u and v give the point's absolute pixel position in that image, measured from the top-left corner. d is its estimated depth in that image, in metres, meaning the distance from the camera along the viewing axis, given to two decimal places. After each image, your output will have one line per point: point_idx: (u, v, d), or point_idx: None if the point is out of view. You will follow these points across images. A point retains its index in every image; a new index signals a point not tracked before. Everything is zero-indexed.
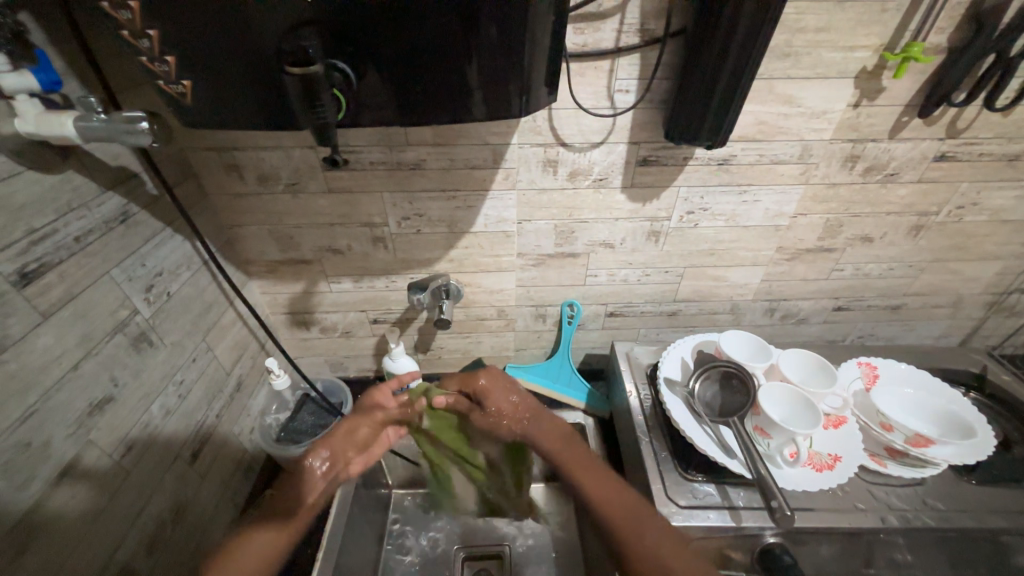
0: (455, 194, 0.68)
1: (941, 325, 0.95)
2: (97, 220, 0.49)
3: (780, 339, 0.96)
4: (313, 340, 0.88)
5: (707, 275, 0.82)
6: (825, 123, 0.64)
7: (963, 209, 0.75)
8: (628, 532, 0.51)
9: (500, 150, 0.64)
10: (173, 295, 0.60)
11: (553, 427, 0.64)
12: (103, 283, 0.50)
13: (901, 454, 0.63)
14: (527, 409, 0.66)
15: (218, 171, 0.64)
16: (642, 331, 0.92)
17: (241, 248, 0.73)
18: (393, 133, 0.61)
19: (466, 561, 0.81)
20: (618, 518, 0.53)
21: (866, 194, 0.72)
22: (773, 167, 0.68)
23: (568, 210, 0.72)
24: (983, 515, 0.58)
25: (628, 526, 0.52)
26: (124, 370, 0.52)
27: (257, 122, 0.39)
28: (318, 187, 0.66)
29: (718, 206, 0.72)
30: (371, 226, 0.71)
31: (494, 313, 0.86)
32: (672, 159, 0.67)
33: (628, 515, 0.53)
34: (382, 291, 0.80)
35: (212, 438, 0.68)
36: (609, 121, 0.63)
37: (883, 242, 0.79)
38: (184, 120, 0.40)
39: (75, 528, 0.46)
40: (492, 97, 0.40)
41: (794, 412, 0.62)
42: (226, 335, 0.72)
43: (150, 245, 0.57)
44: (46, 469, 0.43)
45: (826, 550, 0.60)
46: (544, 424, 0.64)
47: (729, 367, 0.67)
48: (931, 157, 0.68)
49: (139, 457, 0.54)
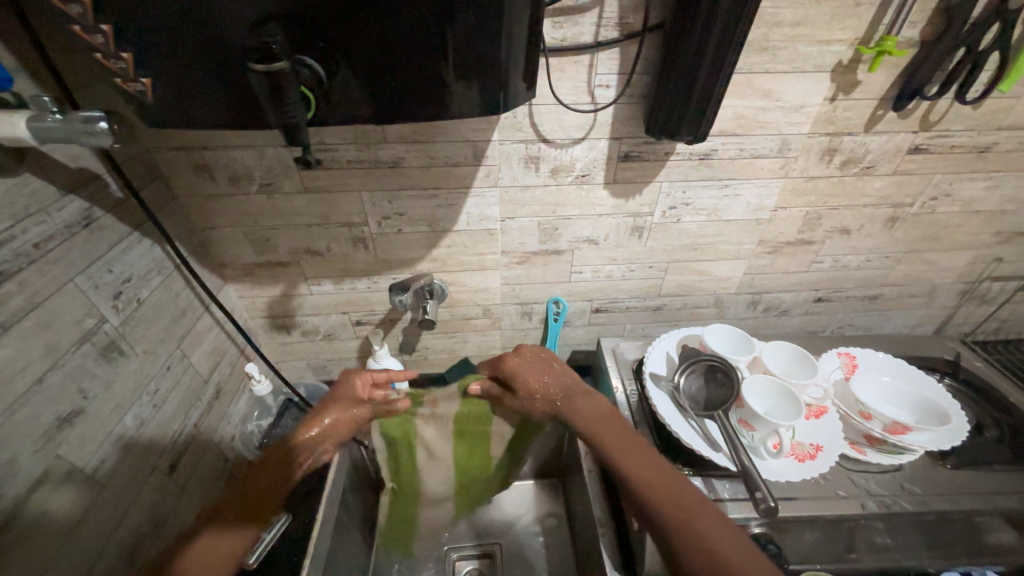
0: (436, 192, 0.67)
1: (916, 314, 0.97)
2: (58, 225, 0.47)
3: (763, 331, 0.97)
4: (294, 344, 0.86)
5: (690, 269, 0.83)
6: (803, 117, 0.64)
7: (936, 200, 0.77)
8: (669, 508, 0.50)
9: (481, 147, 0.63)
10: (143, 301, 0.58)
11: (589, 405, 0.64)
12: (68, 290, 0.48)
13: (880, 441, 0.64)
14: (559, 391, 0.66)
15: (188, 172, 0.62)
16: (627, 327, 0.93)
17: (215, 251, 0.71)
18: (371, 131, 0.60)
19: (457, 560, 0.81)
20: (665, 501, 0.50)
21: (843, 187, 0.73)
22: (754, 162, 0.69)
23: (551, 207, 0.71)
24: (958, 497, 0.60)
25: (672, 507, 0.50)
26: (93, 380, 0.50)
27: (224, 121, 0.37)
28: (294, 187, 0.64)
29: (700, 201, 0.73)
30: (350, 226, 0.70)
31: (479, 312, 0.86)
32: (654, 154, 0.67)
33: (666, 489, 0.52)
34: (364, 293, 0.79)
35: (191, 447, 0.66)
36: (590, 116, 0.62)
37: (860, 234, 0.80)
38: (145, 121, 0.39)
39: (47, 547, 0.44)
40: (469, 93, 0.39)
41: (777, 403, 0.63)
42: (203, 341, 0.69)
43: (117, 250, 0.54)
44: (13, 487, 0.41)
45: (809, 537, 0.61)
46: (578, 404, 0.64)
47: (713, 361, 0.68)
48: (905, 150, 0.70)
49: (113, 471, 0.52)
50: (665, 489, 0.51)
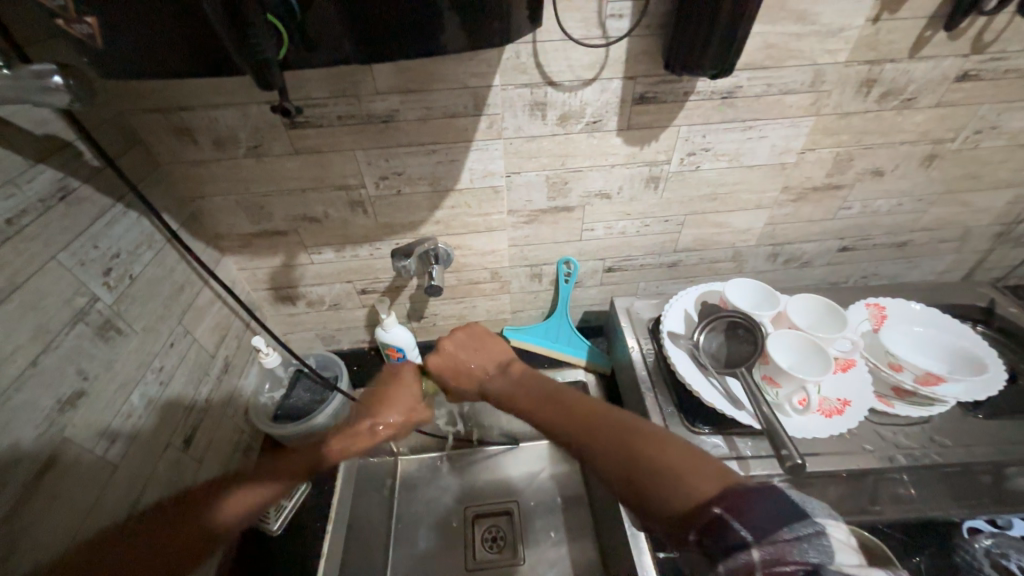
0: (435, 148, 0.62)
1: (945, 260, 0.92)
2: (31, 197, 0.44)
3: (783, 284, 0.94)
4: (300, 316, 0.84)
5: (709, 222, 0.78)
6: (841, 43, 0.57)
7: (981, 134, 0.70)
8: (587, 424, 0.48)
9: (481, 94, 0.57)
10: (136, 277, 0.55)
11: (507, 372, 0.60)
12: (51, 268, 0.45)
13: (909, 393, 0.62)
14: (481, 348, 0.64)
15: (167, 136, 0.57)
16: (641, 285, 0.89)
17: (209, 222, 0.67)
18: (360, 82, 0.54)
19: (477, 519, 0.81)
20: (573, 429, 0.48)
21: (880, 122, 0.67)
22: (782, 98, 0.62)
23: (561, 158, 0.66)
24: (989, 448, 0.58)
25: (621, 435, 0.45)
26: (91, 361, 0.48)
27: (190, 69, 0.33)
28: (282, 149, 0.60)
29: (721, 145, 0.67)
30: (346, 189, 0.65)
31: (487, 276, 0.83)
32: (671, 94, 0.60)
33: (577, 420, 0.48)
34: (367, 260, 0.76)
35: (205, 422, 0.65)
36: (601, 53, 0.56)
37: (895, 174, 0.74)
38: (101, 70, 0.34)
39: (63, 526, 0.43)
40: (468, 19, 0.34)
41: (804, 358, 0.60)
42: (205, 315, 0.68)
43: (100, 224, 0.51)
44: (21, 473, 0.40)
45: (833, 489, 0.60)
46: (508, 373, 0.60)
47: (736, 317, 0.64)
48: (951, 78, 0.62)
49: (125, 449, 0.52)
50: (607, 426, 0.46)
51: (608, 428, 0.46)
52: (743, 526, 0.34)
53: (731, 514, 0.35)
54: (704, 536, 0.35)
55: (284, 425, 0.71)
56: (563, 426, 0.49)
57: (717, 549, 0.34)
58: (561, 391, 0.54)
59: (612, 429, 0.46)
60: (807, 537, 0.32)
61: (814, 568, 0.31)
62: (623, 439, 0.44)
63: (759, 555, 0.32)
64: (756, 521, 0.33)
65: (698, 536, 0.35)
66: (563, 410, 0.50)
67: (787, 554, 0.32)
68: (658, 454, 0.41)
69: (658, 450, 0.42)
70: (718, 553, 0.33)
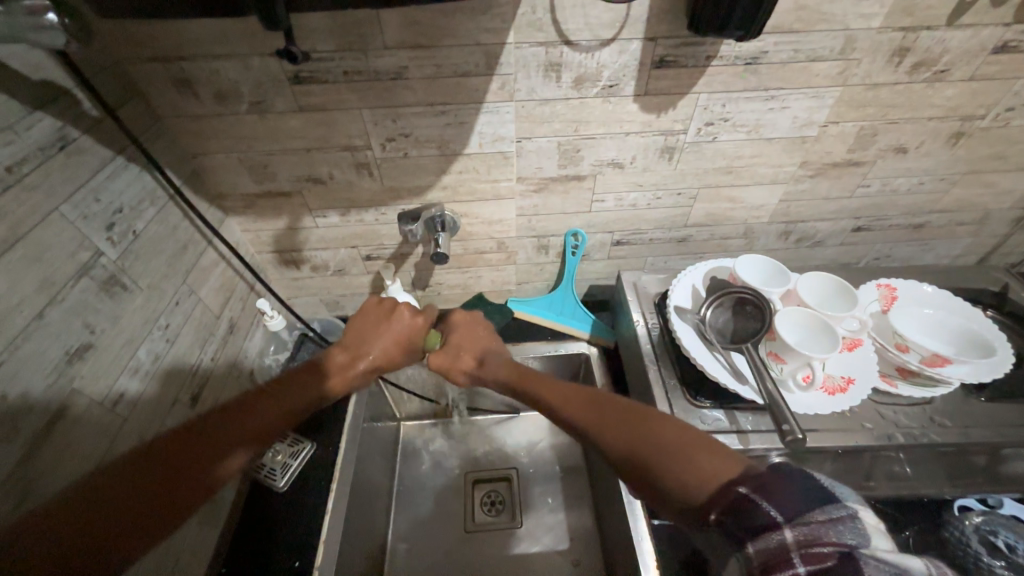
0: (444, 109, 0.60)
1: (961, 244, 0.91)
2: (30, 146, 0.42)
3: (793, 263, 0.93)
4: (305, 280, 0.84)
5: (722, 196, 0.76)
6: (877, 7, 0.54)
7: (1013, 111, 0.67)
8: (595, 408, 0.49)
9: (494, 52, 0.55)
10: (140, 234, 0.55)
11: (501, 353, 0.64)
12: (54, 220, 0.44)
13: (914, 374, 0.62)
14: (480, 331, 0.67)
15: (167, 88, 0.55)
16: (649, 260, 0.88)
17: (211, 180, 0.66)
18: (367, 34, 0.52)
19: (477, 483, 0.84)
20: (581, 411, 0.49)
21: (909, 96, 0.64)
22: (808, 66, 0.59)
23: (573, 124, 0.64)
24: (989, 430, 0.58)
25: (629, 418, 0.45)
26: (97, 316, 0.48)
27: (190, 9, 0.31)
28: (286, 105, 0.58)
29: (741, 115, 0.64)
30: (352, 150, 0.64)
31: (494, 246, 0.82)
32: (693, 59, 0.58)
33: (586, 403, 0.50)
34: (373, 225, 0.75)
35: (211, 381, 0.66)
36: (622, 10, 0.53)
37: (918, 152, 0.72)
38: (97, 7, 0.32)
39: (74, 475, 0.44)
40: None
41: (812, 336, 0.59)
42: (210, 276, 0.67)
43: (101, 177, 0.50)
44: (33, 422, 0.41)
45: (828, 464, 0.61)
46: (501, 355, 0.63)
47: (744, 294, 0.63)
48: (989, 49, 0.59)
49: (134, 404, 0.52)
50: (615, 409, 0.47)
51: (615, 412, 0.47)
52: (772, 505, 0.32)
53: (756, 493, 0.33)
54: (727, 516, 0.34)
55: None
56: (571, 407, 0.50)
57: (739, 528, 0.32)
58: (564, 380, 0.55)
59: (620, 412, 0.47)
60: (843, 519, 0.30)
61: (852, 550, 0.29)
62: (631, 421, 0.45)
63: (793, 536, 0.30)
64: (786, 501, 0.32)
65: (719, 516, 0.34)
66: (570, 394, 0.52)
67: (823, 535, 0.30)
68: (667, 436, 0.42)
69: (665, 431, 0.42)
70: (745, 532, 0.32)
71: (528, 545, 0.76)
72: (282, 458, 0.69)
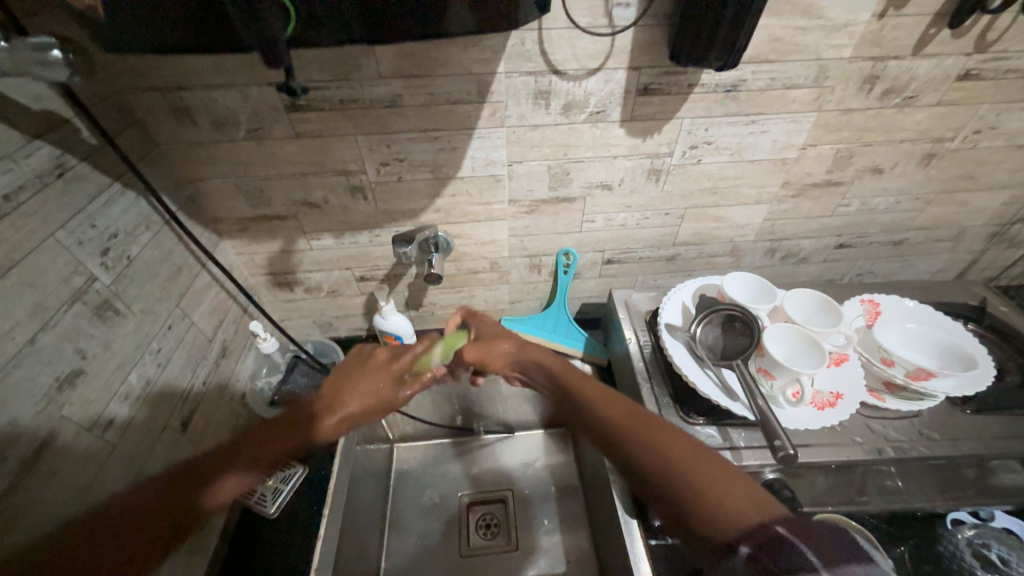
0: (438, 135, 0.62)
1: (940, 259, 0.93)
2: (28, 174, 0.43)
3: (779, 279, 0.95)
4: (298, 302, 0.84)
5: (708, 216, 0.78)
6: (846, 38, 0.57)
7: (980, 134, 0.70)
8: (628, 422, 0.50)
9: (485, 81, 0.57)
10: (134, 258, 0.55)
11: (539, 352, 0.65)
12: (50, 246, 0.45)
13: (900, 388, 0.63)
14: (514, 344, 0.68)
15: (166, 116, 0.56)
16: (640, 278, 0.90)
17: (206, 204, 0.67)
18: (362, 64, 0.54)
19: (471, 506, 0.83)
20: (613, 422, 0.51)
21: (881, 120, 0.67)
22: (785, 93, 0.62)
23: (563, 149, 0.66)
24: (976, 442, 0.59)
25: (663, 439, 0.47)
26: (90, 340, 0.48)
27: (192, 45, 0.33)
28: (283, 132, 0.59)
29: (723, 138, 0.67)
30: (347, 174, 0.65)
31: (487, 266, 0.83)
32: (676, 86, 0.60)
33: (620, 416, 0.51)
34: (367, 247, 0.76)
35: (202, 405, 0.65)
36: (607, 42, 0.55)
37: (893, 173, 0.75)
38: (103, 44, 0.33)
39: (61, 505, 0.44)
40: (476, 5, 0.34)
41: (800, 351, 0.60)
42: (203, 299, 0.67)
43: (97, 203, 0.51)
44: (19, 451, 0.40)
45: (821, 479, 0.61)
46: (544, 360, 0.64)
47: (732, 311, 0.65)
48: (954, 76, 0.63)
49: (123, 429, 0.52)
50: (651, 428, 0.49)
51: (650, 431, 0.48)
52: (809, 547, 0.34)
53: (795, 536, 0.35)
54: (763, 555, 0.35)
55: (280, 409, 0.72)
56: (604, 419, 0.52)
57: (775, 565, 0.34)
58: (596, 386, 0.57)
59: (655, 431, 0.48)
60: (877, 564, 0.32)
61: None
62: (666, 443, 0.47)
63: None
64: (822, 546, 0.34)
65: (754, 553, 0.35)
66: (605, 404, 0.54)
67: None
68: (700, 466, 0.43)
69: (701, 462, 0.44)
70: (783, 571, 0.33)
71: (524, 569, 0.75)
72: (272, 485, 0.68)
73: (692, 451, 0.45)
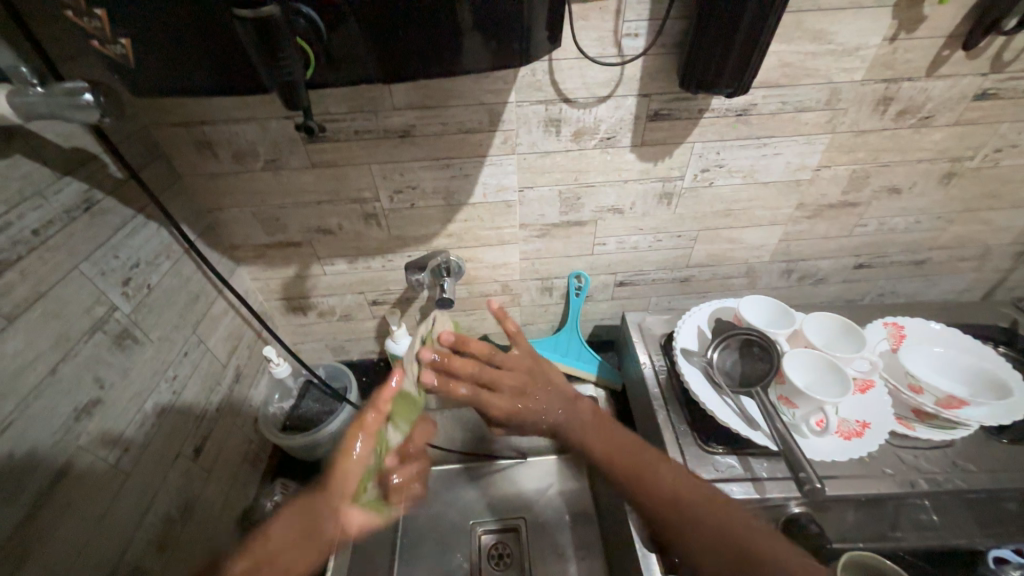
0: (450, 162, 0.63)
1: (965, 279, 0.90)
2: (57, 209, 0.45)
3: (796, 300, 0.92)
4: (311, 326, 0.85)
5: (722, 238, 0.78)
6: (857, 62, 0.57)
7: (1001, 152, 0.69)
8: (653, 483, 0.51)
9: (496, 110, 0.58)
10: (154, 287, 0.56)
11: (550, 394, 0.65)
12: (74, 278, 0.46)
13: (930, 416, 0.60)
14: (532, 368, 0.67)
15: (189, 149, 0.58)
16: (653, 300, 0.89)
17: (224, 232, 0.68)
18: (377, 97, 0.55)
19: (484, 535, 0.80)
20: (639, 484, 0.52)
21: (898, 140, 0.66)
22: (797, 116, 0.62)
23: (574, 174, 0.66)
24: (1016, 475, 0.56)
25: (694, 504, 0.48)
26: (108, 369, 0.49)
27: (216, 88, 0.34)
28: (299, 162, 0.61)
29: (735, 161, 0.66)
30: (361, 202, 0.66)
31: (498, 289, 0.83)
32: (686, 111, 0.61)
33: (639, 471, 0.53)
34: (379, 272, 0.76)
35: (214, 432, 0.65)
36: (617, 71, 0.56)
37: (912, 192, 0.73)
38: (132, 89, 0.35)
39: (74, 536, 0.43)
40: (487, 45, 0.35)
41: (821, 378, 0.59)
42: (219, 325, 0.68)
43: (121, 235, 0.52)
44: (35, 482, 0.40)
45: (850, 513, 0.58)
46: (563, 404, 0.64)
47: (751, 335, 0.63)
48: (971, 96, 0.62)
49: (138, 458, 0.52)
50: (682, 493, 0.50)
51: (680, 495, 0.50)
52: None
53: None
54: None
55: (292, 437, 0.71)
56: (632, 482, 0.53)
57: None
58: (617, 436, 0.58)
59: (684, 495, 0.49)
60: None
61: None
62: (701, 512, 0.47)
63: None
64: None
65: None
66: (627, 463, 0.54)
67: None
68: (744, 534, 0.45)
69: (742, 528, 0.46)
70: None
71: None
72: None
73: (721, 511, 0.47)
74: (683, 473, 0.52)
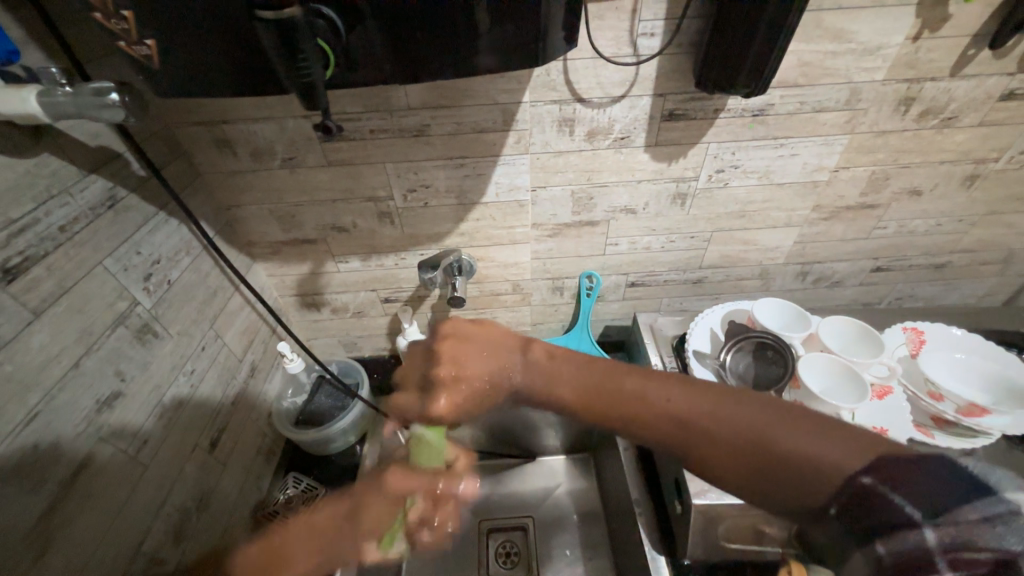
0: (463, 161, 0.63)
1: (988, 283, 0.88)
2: (82, 206, 0.46)
3: (811, 303, 0.91)
4: (324, 323, 0.86)
5: (736, 239, 0.77)
6: (879, 61, 0.56)
7: None
8: (655, 418, 0.45)
9: (510, 109, 0.58)
10: (174, 282, 0.57)
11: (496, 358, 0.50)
12: (98, 273, 0.47)
13: (950, 424, 0.59)
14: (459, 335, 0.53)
15: (209, 147, 0.59)
16: (665, 301, 0.88)
17: (242, 230, 0.70)
18: (393, 97, 0.56)
19: (491, 533, 0.80)
20: (646, 428, 0.45)
21: (920, 141, 0.65)
22: (815, 116, 0.61)
23: (587, 173, 0.66)
24: None
25: (713, 429, 0.42)
26: (129, 362, 0.50)
27: (237, 90, 0.35)
28: (315, 160, 0.61)
29: (750, 162, 0.66)
30: (375, 201, 0.67)
31: (509, 288, 0.83)
32: (702, 111, 0.60)
33: (636, 404, 0.46)
34: (392, 270, 0.77)
35: (230, 425, 0.67)
36: (631, 71, 0.56)
37: (933, 195, 0.72)
38: (157, 91, 0.36)
39: (96, 525, 0.45)
40: (502, 47, 0.35)
41: (835, 383, 0.58)
42: (235, 320, 0.69)
43: (143, 231, 0.53)
44: (59, 472, 0.42)
45: None
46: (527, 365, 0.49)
47: (765, 338, 0.63)
48: (996, 96, 0.60)
49: (156, 449, 0.53)
50: (689, 415, 0.44)
51: (688, 419, 0.43)
52: (906, 499, 0.34)
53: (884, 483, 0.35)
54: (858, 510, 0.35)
55: (305, 431, 0.73)
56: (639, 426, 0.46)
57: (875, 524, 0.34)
58: (611, 384, 0.47)
59: (689, 417, 0.43)
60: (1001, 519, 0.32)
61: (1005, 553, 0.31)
62: (718, 431, 0.42)
63: (933, 538, 0.32)
64: (919, 488, 0.34)
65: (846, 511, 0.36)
66: (623, 404, 0.46)
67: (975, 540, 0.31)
68: (774, 435, 0.40)
69: (771, 432, 0.40)
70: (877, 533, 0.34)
71: None
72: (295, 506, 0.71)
73: (735, 410, 0.42)
74: (683, 385, 0.46)
